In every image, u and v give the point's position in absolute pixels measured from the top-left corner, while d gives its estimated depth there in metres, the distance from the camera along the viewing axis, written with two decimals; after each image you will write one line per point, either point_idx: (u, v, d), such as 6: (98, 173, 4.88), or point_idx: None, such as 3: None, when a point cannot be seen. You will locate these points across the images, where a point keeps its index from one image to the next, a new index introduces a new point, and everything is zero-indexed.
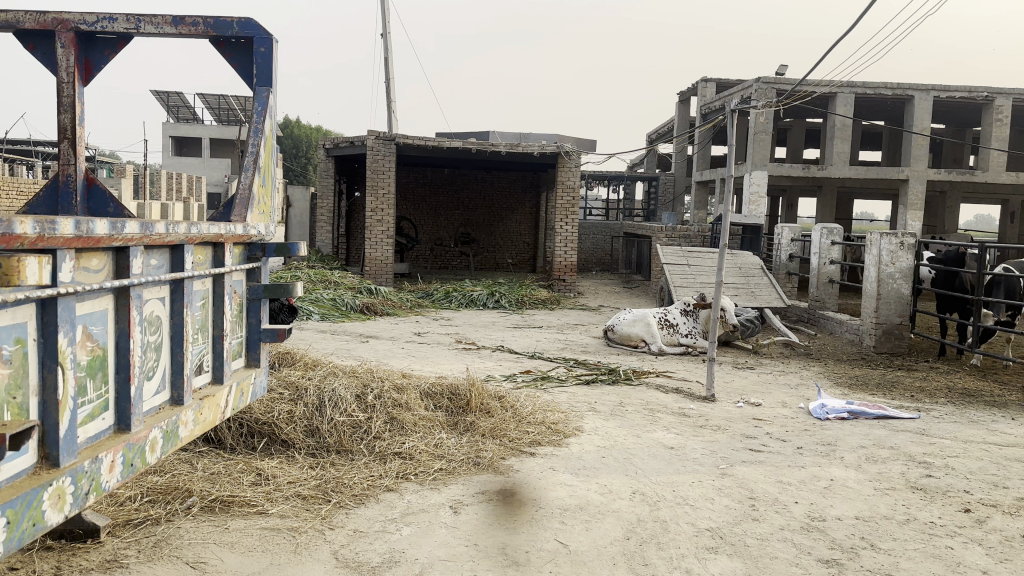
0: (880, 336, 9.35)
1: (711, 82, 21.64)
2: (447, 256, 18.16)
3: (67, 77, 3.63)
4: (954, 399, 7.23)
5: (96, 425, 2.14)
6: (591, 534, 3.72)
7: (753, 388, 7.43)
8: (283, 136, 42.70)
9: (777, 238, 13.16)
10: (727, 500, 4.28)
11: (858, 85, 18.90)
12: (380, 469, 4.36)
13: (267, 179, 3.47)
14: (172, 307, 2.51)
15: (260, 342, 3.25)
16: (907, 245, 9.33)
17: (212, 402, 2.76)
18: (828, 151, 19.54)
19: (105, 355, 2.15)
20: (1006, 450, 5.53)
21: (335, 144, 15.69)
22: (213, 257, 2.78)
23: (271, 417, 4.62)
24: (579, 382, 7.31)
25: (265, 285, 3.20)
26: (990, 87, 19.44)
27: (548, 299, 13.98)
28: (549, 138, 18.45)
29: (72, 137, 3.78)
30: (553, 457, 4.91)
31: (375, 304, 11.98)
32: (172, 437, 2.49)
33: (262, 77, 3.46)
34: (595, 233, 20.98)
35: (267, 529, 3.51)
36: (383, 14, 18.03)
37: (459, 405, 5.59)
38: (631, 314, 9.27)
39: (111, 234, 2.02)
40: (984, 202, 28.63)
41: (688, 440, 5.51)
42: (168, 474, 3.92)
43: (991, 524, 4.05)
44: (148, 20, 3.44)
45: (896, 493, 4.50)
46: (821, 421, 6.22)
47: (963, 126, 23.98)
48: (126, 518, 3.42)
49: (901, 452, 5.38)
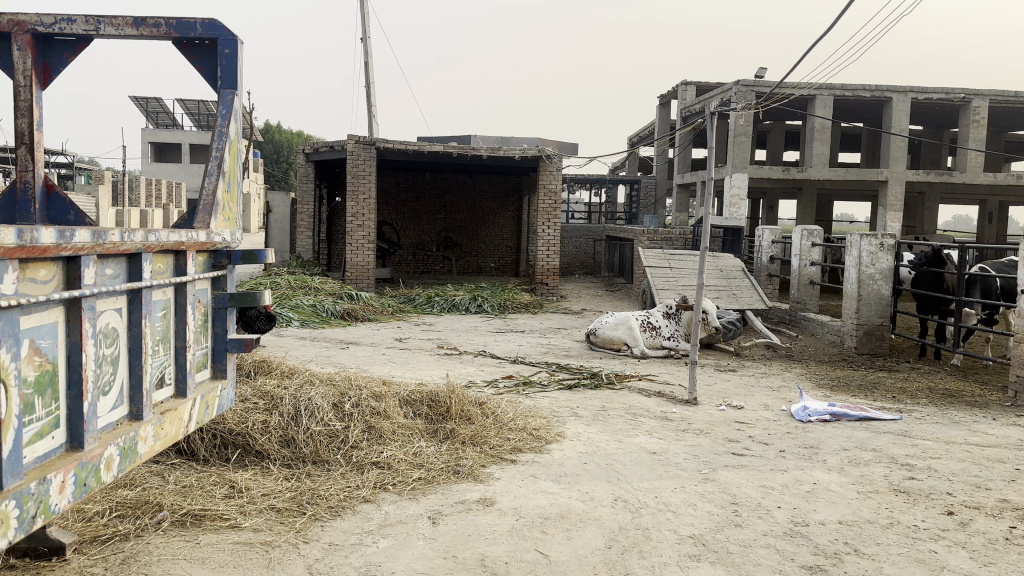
0: (861, 336, 9.36)
1: (692, 85, 21.68)
2: (429, 261, 18.04)
3: (24, 81, 3.53)
4: (935, 399, 7.25)
5: (45, 444, 2.05)
6: (572, 543, 3.65)
7: (736, 391, 7.39)
8: (263, 142, 42.48)
9: (759, 241, 13.20)
10: (710, 505, 4.23)
11: (837, 87, 19.10)
12: (357, 479, 4.27)
13: (232, 185, 3.39)
14: (130, 318, 2.41)
15: (226, 353, 3.15)
16: (887, 246, 9.35)
17: (174, 416, 2.66)
18: (809, 153, 19.60)
19: (55, 370, 2.05)
20: (987, 450, 5.53)
21: (315, 150, 15.49)
22: (175, 266, 2.69)
23: (245, 427, 4.52)
24: (561, 387, 7.24)
25: (232, 293, 3.11)
26: (967, 89, 19.68)
27: (531, 303, 13.93)
28: (531, 142, 18.46)
29: (29, 143, 3.66)
30: (533, 464, 4.84)
31: (356, 310, 11.87)
32: (131, 454, 2.40)
33: (227, 80, 3.36)
34: (577, 236, 20.93)
35: (239, 543, 3.41)
36: (363, 20, 17.99)
37: (439, 412, 5.48)
38: (613, 317, 9.20)
39: (59, 243, 1.93)
40: (964, 203, 28.96)
41: (671, 445, 5.45)
42: (138, 487, 3.80)
43: (975, 526, 4.03)
44: (108, 21, 3.33)
45: (879, 497, 4.47)
46: (803, 424, 6.19)
47: (941, 127, 24.24)
48: (94, 535, 3.31)
49: (884, 454, 5.36)
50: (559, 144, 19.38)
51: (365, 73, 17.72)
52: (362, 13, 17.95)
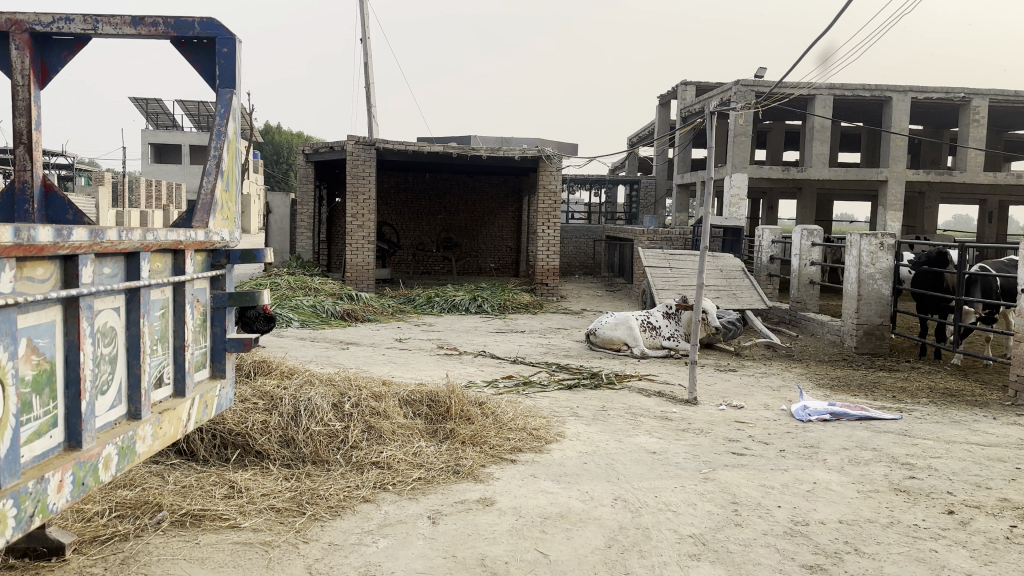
0: (861, 336, 9.36)
1: (691, 85, 21.68)
2: (428, 261, 18.02)
3: (22, 80, 3.53)
4: (935, 398, 7.25)
5: (43, 443, 2.04)
6: (572, 542, 3.65)
7: (736, 391, 7.39)
8: (263, 143, 42.50)
9: (759, 241, 13.19)
10: (710, 505, 4.22)
11: (836, 87, 19.10)
12: (357, 479, 4.26)
13: (231, 184, 3.38)
14: (128, 317, 2.41)
15: (225, 352, 3.14)
16: (887, 246, 9.34)
17: (172, 415, 2.66)
18: (809, 152, 19.59)
19: (53, 369, 2.05)
20: (987, 449, 5.53)
21: (314, 150, 15.49)
22: (173, 265, 2.68)
23: (245, 427, 4.51)
24: (561, 387, 7.24)
25: (231, 293, 3.11)
26: (967, 89, 19.68)
27: (531, 303, 13.94)
28: (531, 142, 18.47)
29: (28, 143, 3.67)
30: (533, 464, 4.84)
31: (355, 311, 11.88)
32: (129, 453, 2.39)
33: (225, 78, 3.36)
34: (577, 236, 20.92)
35: (239, 543, 3.41)
36: (363, 21, 18.00)
37: (439, 412, 5.48)
38: (613, 317, 9.19)
39: (56, 242, 1.93)
40: (964, 202, 28.96)
41: (671, 445, 5.45)
42: (138, 488, 3.79)
43: (975, 525, 4.02)
44: (106, 20, 3.33)
45: (879, 496, 4.46)
46: (803, 423, 6.19)
47: (941, 127, 24.23)
48: (93, 535, 3.31)
49: (884, 453, 5.35)
50: (558, 145, 19.38)
51: (365, 74, 17.73)
52: (362, 14, 17.96)
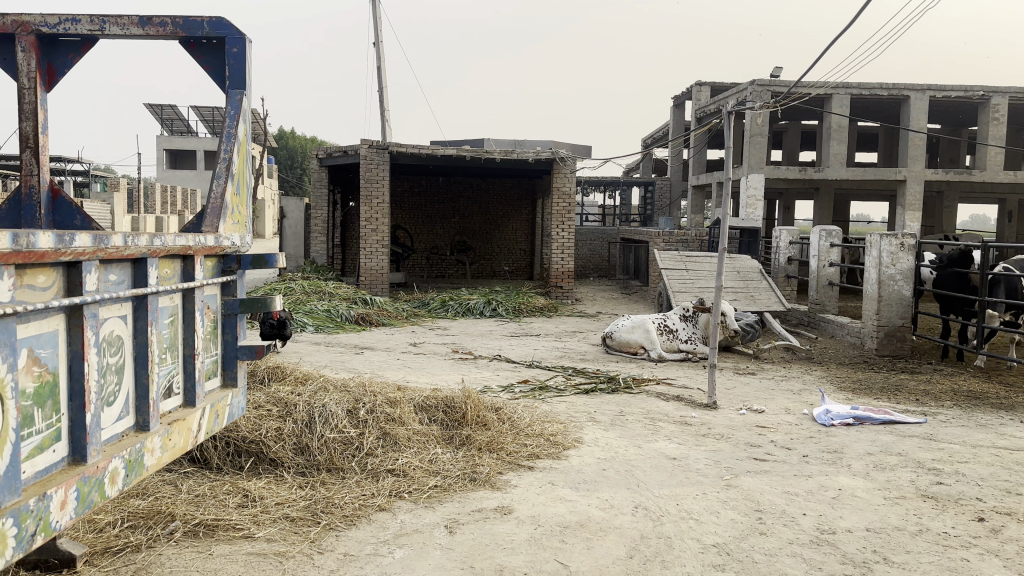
0: (882, 338, 9.18)
1: (705, 85, 21.53)
2: (443, 265, 17.96)
3: (28, 82, 3.49)
4: (961, 402, 7.06)
5: (46, 458, 1.97)
6: (592, 553, 3.54)
7: (756, 395, 7.24)
8: (278, 148, 42.89)
9: (776, 241, 13.03)
10: (733, 513, 4.10)
11: (853, 86, 18.91)
12: (373, 487, 4.18)
13: (242, 187, 3.32)
14: (136, 326, 2.34)
15: (236, 360, 3.07)
16: (908, 246, 9.13)
17: (182, 426, 2.59)
18: (825, 152, 19.32)
19: (56, 380, 1.98)
20: (1016, 454, 5.35)
21: (327, 154, 15.43)
22: (182, 271, 2.62)
23: (258, 434, 4.44)
24: (578, 391, 7.12)
25: (242, 299, 3.03)
26: (987, 86, 19.33)
27: (545, 307, 13.82)
28: (544, 145, 18.53)
29: (34, 147, 3.63)
30: (551, 471, 4.73)
31: (370, 314, 11.84)
32: (137, 466, 2.33)
33: (234, 80, 3.30)
34: (591, 239, 20.76)
35: (252, 554, 3.32)
36: (375, 24, 18.01)
37: (455, 417, 5.38)
38: (630, 320, 9.08)
39: (58, 248, 1.86)
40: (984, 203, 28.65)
41: (691, 450, 5.33)
42: (151, 497, 3.73)
43: (1007, 533, 3.88)
44: (113, 21, 3.27)
45: (906, 503, 4.32)
46: (825, 428, 6.04)
47: (959, 124, 23.89)
48: (105, 546, 3.23)
49: (910, 458, 5.19)
50: (572, 146, 19.29)
51: (379, 77, 17.72)
52: (375, 18, 17.98)
